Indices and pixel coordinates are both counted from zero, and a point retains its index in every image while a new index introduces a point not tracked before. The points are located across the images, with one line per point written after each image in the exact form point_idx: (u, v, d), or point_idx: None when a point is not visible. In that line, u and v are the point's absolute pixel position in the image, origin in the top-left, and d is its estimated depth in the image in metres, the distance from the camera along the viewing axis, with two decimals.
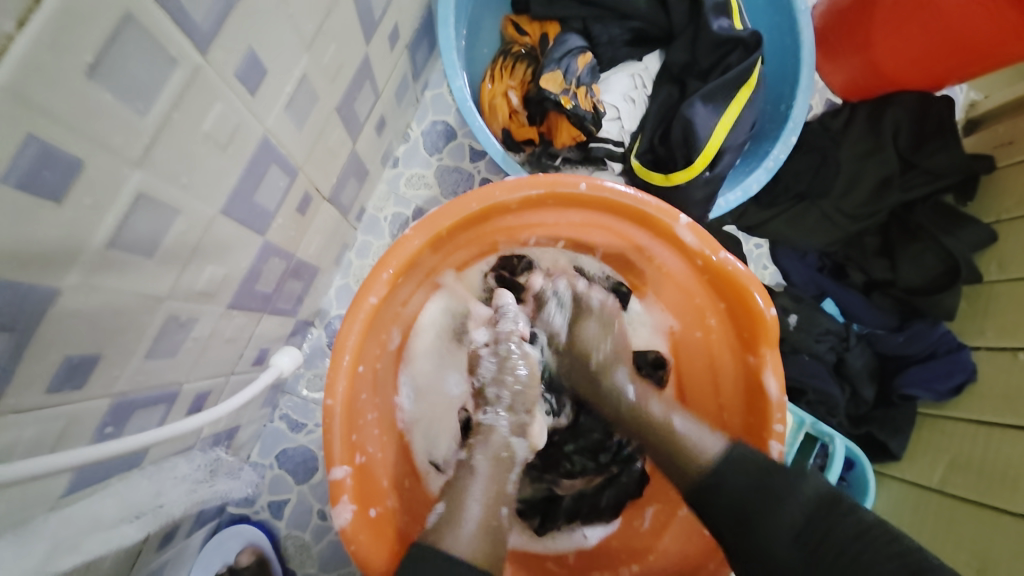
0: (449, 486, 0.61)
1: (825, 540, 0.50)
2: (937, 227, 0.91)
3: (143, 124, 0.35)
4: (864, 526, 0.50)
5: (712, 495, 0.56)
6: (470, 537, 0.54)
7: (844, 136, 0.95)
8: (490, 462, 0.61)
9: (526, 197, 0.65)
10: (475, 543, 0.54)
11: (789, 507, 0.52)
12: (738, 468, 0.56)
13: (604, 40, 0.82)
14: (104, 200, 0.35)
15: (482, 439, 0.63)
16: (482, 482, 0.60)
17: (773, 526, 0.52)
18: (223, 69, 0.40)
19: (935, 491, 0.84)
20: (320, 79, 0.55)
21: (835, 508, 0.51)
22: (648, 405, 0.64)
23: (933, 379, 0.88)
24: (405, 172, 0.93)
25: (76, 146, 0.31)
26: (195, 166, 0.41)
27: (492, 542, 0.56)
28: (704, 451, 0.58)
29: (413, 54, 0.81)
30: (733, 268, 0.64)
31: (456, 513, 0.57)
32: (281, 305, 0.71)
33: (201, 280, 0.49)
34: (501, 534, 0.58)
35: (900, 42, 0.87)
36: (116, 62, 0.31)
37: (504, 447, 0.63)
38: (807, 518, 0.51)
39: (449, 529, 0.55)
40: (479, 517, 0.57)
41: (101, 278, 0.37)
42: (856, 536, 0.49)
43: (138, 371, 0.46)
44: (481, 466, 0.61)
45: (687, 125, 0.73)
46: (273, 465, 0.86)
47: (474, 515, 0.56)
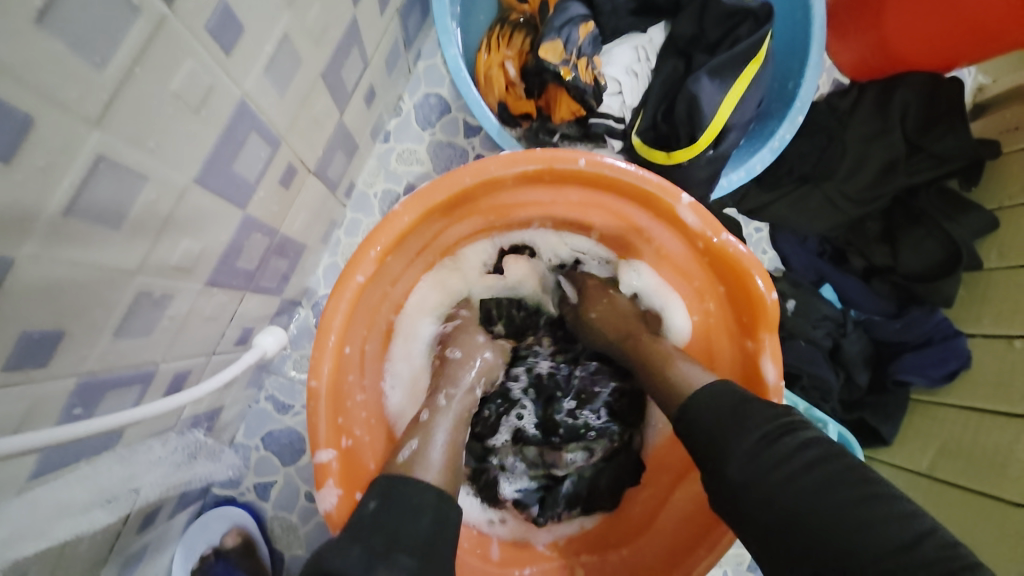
0: (415, 426, 0.58)
1: (794, 472, 0.45)
2: (940, 213, 0.90)
3: (102, 79, 0.32)
4: (841, 470, 0.44)
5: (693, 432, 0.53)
6: (439, 469, 0.53)
7: (851, 117, 0.92)
8: (461, 408, 0.61)
9: (522, 173, 0.62)
10: (445, 472, 0.53)
11: (753, 434, 0.48)
12: (714, 398, 0.53)
13: (608, 10, 0.78)
14: (59, 162, 0.31)
15: (449, 394, 0.62)
16: (444, 435, 0.57)
17: (747, 454, 0.48)
18: (193, 22, 0.36)
19: (924, 476, 0.84)
20: (304, 41, 0.51)
21: (835, 463, 0.45)
22: (661, 342, 0.64)
23: (928, 365, 0.88)
24: (396, 146, 0.89)
25: (23, 99, 0.28)
26: (163, 129, 0.38)
27: (457, 479, 0.54)
28: (692, 384, 0.56)
29: (405, 19, 0.77)
30: (735, 250, 0.62)
31: (424, 446, 0.55)
32: (265, 283, 0.69)
33: (175, 255, 0.46)
34: (462, 476, 0.56)
35: (913, 20, 0.84)
36: (67, 5, 0.28)
37: (471, 398, 0.63)
38: (798, 469, 0.45)
39: (420, 463, 0.53)
40: (444, 460, 0.54)
41: (60, 248, 0.34)
42: (829, 478, 0.44)
43: (109, 350, 0.44)
44: (460, 414, 0.60)
45: (692, 101, 0.70)
46: (259, 446, 0.85)
47: (441, 442, 0.56)
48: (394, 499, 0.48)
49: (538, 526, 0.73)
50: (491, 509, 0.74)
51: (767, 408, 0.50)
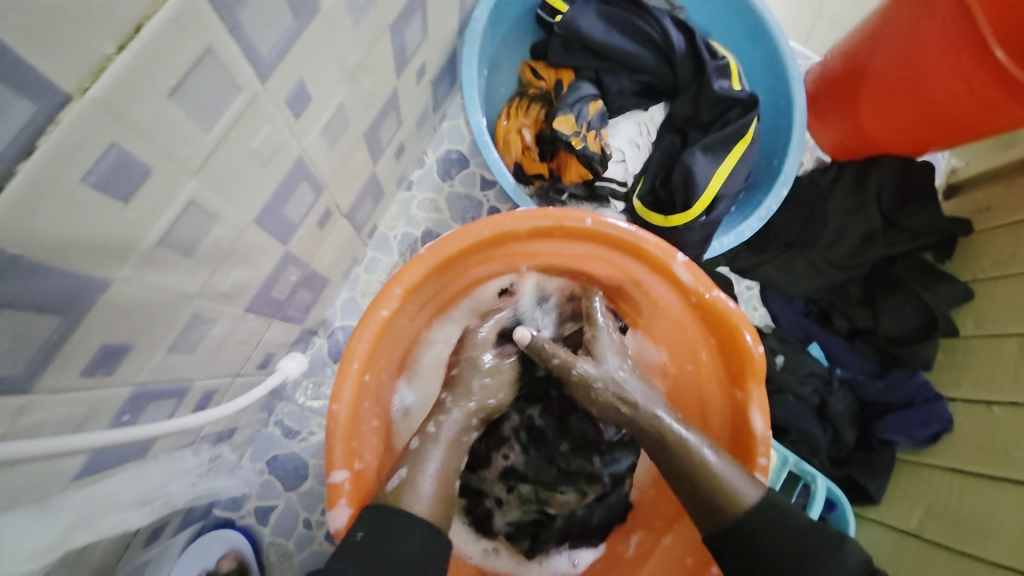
0: (408, 452, 0.62)
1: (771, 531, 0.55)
2: (916, 282, 0.97)
3: (205, 139, 0.39)
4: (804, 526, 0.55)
5: (748, 538, 0.55)
6: (427, 499, 0.57)
7: (832, 192, 1.02)
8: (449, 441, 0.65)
9: (535, 227, 0.70)
10: (433, 502, 0.57)
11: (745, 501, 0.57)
12: (786, 516, 0.56)
13: (614, 90, 0.89)
14: (162, 203, 0.38)
15: (438, 421, 0.66)
16: (440, 454, 0.62)
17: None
18: (277, 96, 0.44)
19: (912, 535, 0.86)
20: (355, 107, 0.60)
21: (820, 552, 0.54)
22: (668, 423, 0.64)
23: (912, 427, 0.91)
24: (418, 195, 0.98)
25: (149, 156, 0.35)
26: (239, 178, 0.45)
27: (445, 507, 0.58)
28: (744, 498, 0.57)
29: (436, 88, 0.87)
30: (724, 306, 0.68)
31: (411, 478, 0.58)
32: (291, 312, 0.74)
33: (227, 282, 0.52)
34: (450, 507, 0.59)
35: (884, 111, 0.94)
36: (193, 86, 0.36)
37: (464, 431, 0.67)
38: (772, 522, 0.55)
39: (408, 492, 0.57)
40: (434, 490, 0.59)
41: (146, 272, 0.41)
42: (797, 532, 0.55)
43: (161, 363, 0.49)
44: (450, 443, 0.64)
45: (687, 172, 0.79)
46: (263, 470, 0.87)
47: (431, 476, 0.59)
48: (382, 531, 0.52)
49: (528, 560, 0.76)
50: (484, 538, 0.77)
51: (833, 538, 0.55)
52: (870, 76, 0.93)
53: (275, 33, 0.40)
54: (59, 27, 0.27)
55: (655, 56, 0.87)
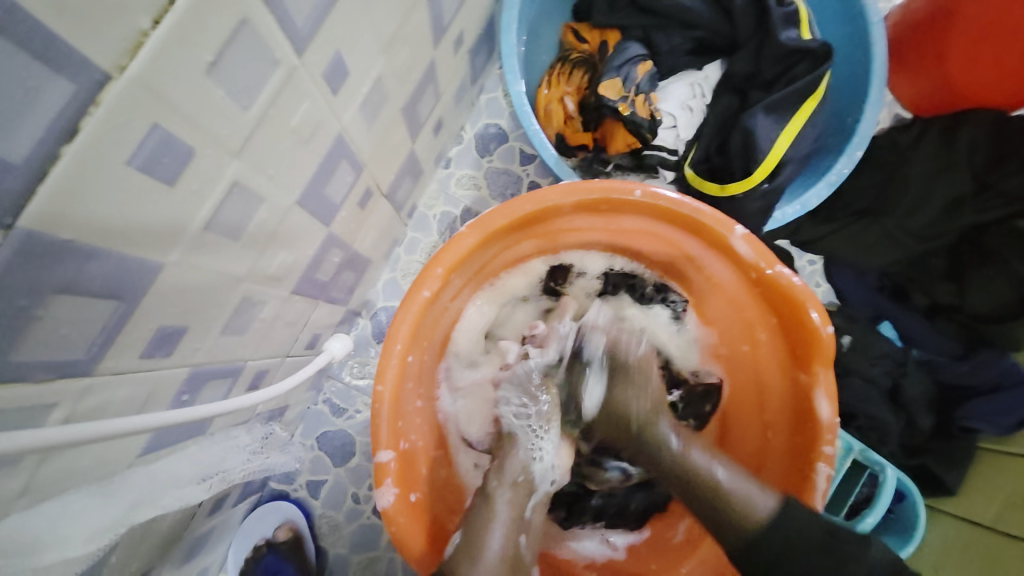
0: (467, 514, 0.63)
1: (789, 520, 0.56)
2: (1016, 253, 0.83)
3: (246, 119, 0.38)
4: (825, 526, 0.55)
5: (760, 552, 0.55)
6: (491, 565, 0.58)
7: (912, 153, 0.91)
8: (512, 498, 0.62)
9: (580, 201, 0.66)
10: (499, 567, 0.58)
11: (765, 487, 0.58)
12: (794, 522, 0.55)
13: (665, 49, 0.82)
14: (207, 186, 0.38)
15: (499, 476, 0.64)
16: (505, 505, 0.62)
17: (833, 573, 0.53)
18: (314, 70, 0.42)
19: (985, 529, 0.77)
20: (392, 80, 0.57)
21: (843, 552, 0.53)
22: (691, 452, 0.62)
23: (997, 413, 0.83)
24: (456, 172, 0.95)
25: (192, 136, 0.35)
26: (281, 158, 0.44)
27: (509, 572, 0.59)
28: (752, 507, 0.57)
29: (473, 58, 0.84)
30: (788, 282, 0.63)
31: (479, 539, 0.59)
32: (335, 293, 0.75)
33: (273, 265, 0.52)
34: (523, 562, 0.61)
35: (981, 56, 0.82)
36: (230, 61, 0.34)
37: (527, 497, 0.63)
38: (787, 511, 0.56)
39: (466, 560, 0.58)
40: (502, 552, 0.59)
41: (195, 256, 0.41)
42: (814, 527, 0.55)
43: (215, 345, 0.50)
44: (510, 517, 0.61)
45: (747, 135, 0.72)
46: (314, 446, 0.90)
47: (495, 545, 0.59)
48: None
49: (564, 531, 0.75)
50: None
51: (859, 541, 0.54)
52: (961, 18, 0.82)
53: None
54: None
55: (711, 8, 0.79)
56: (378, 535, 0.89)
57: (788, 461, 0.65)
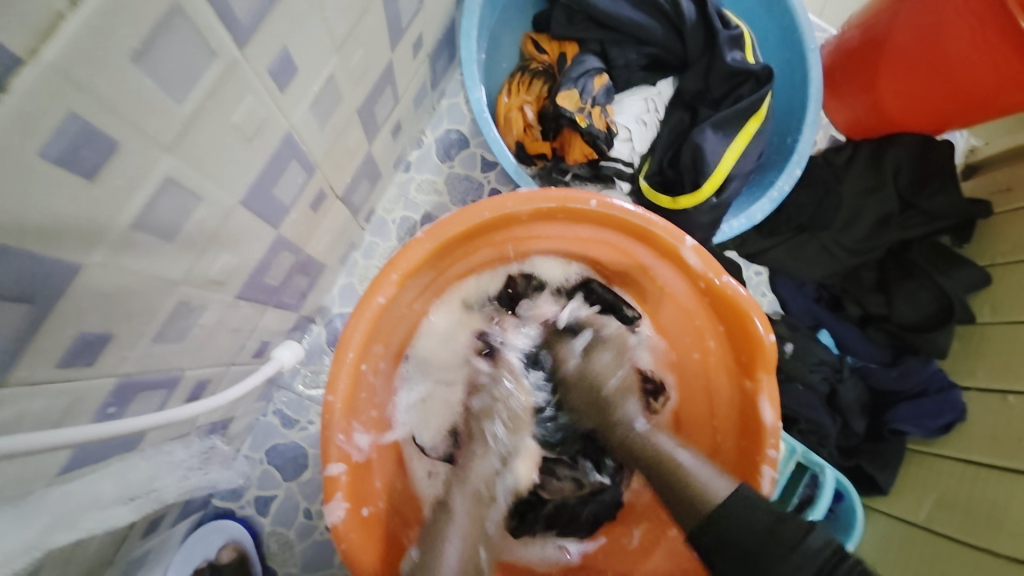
0: (426, 529, 0.62)
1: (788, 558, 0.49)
2: (933, 267, 0.93)
3: (177, 112, 0.36)
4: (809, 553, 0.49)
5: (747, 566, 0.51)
6: None
7: (846, 172, 0.98)
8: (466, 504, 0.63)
9: (537, 210, 0.67)
10: None
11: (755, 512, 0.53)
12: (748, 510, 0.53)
13: (621, 64, 0.84)
14: (134, 182, 0.36)
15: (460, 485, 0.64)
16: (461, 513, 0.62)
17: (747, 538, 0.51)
18: (257, 64, 0.41)
19: (921, 528, 0.84)
20: (346, 81, 0.56)
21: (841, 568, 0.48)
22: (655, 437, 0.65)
23: (923, 416, 0.89)
24: (417, 177, 0.94)
25: (115, 127, 0.32)
26: (221, 156, 0.42)
27: None
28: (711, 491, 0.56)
29: (434, 63, 0.83)
30: (734, 292, 0.65)
31: (434, 562, 0.57)
32: (287, 299, 0.72)
33: (214, 268, 0.50)
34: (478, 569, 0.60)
35: (906, 87, 0.89)
36: (159, 50, 0.32)
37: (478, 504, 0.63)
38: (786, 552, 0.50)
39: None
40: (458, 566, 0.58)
41: (122, 258, 0.38)
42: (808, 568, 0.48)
43: (146, 354, 0.47)
44: (467, 533, 0.60)
45: (696, 149, 0.75)
46: (263, 459, 0.86)
47: (451, 562, 0.57)
48: None
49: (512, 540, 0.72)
50: None
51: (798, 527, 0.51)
52: (889, 47, 0.89)
53: None
54: None
55: (664, 27, 0.82)
56: (331, 551, 0.86)
57: (736, 461, 0.68)
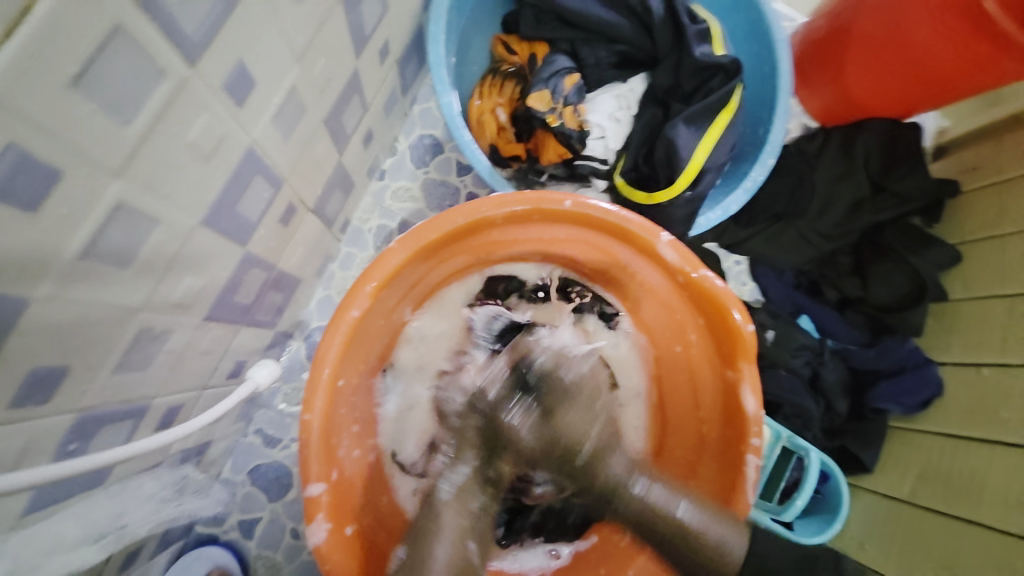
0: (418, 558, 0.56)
1: None
2: (905, 248, 0.95)
3: (126, 135, 0.34)
4: None
5: None
6: None
7: (818, 160, 0.99)
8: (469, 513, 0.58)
9: (511, 213, 0.66)
10: None
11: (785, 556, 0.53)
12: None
13: (592, 62, 0.84)
14: (81, 210, 0.34)
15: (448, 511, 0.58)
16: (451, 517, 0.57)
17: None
18: (212, 81, 0.39)
19: (906, 502, 0.86)
20: (309, 91, 0.54)
21: None
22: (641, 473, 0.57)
23: (902, 393, 0.91)
24: (391, 184, 0.93)
25: (56, 155, 0.31)
26: (177, 176, 0.41)
27: None
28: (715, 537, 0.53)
29: (403, 68, 0.82)
30: (712, 285, 0.65)
31: None
32: (260, 316, 0.70)
33: (177, 291, 0.48)
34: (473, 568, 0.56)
35: (873, 73, 0.91)
36: (102, 71, 0.31)
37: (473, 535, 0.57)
38: None
39: None
40: None
41: (72, 288, 0.36)
42: None
43: (108, 385, 0.45)
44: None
45: (670, 145, 0.75)
46: (246, 481, 0.84)
47: None
48: None
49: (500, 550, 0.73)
50: None
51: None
52: (854, 36, 0.90)
53: (200, 8, 0.35)
54: None
55: (633, 23, 0.82)
56: (322, 570, 0.84)
57: (721, 453, 0.68)
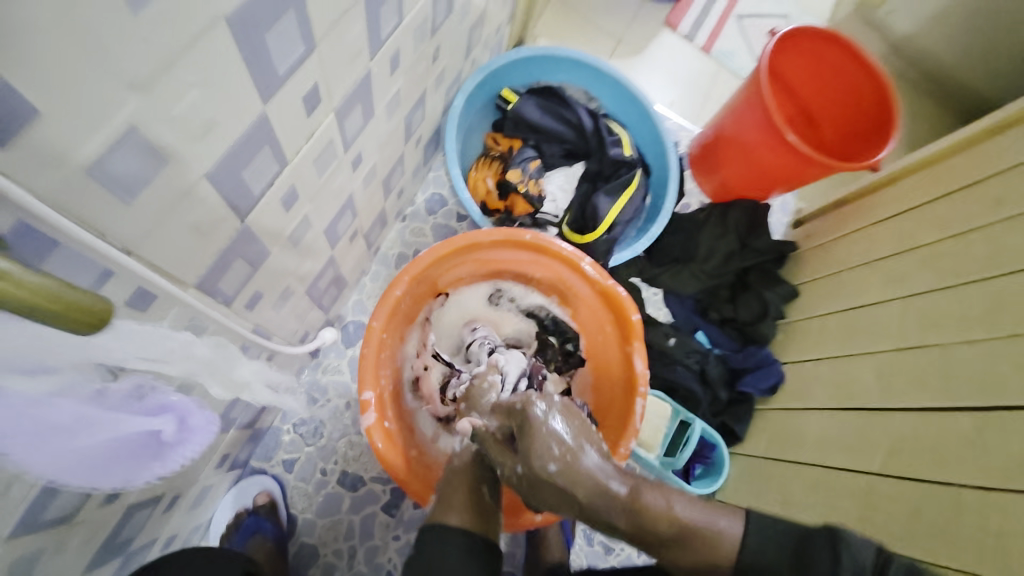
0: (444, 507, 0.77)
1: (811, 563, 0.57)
2: (762, 285, 1.40)
3: (319, 181, 0.72)
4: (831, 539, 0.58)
5: None
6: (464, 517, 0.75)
7: (704, 224, 1.44)
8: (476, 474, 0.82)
9: (495, 240, 1.06)
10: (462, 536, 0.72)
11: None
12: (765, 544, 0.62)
13: (547, 153, 1.30)
14: (296, 216, 0.71)
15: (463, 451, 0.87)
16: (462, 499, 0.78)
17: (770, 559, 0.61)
18: (349, 159, 0.79)
19: (763, 457, 1.24)
20: (381, 164, 0.96)
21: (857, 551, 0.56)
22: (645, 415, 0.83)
23: (759, 381, 1.30)
24: (410, 225, 1.34)
25: (302, 190, 0.68)
26: (324, 204, 0.79)
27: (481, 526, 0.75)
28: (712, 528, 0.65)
29: (426, 150, 1.25)
30: (617, 292, 1.06)
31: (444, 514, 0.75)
32: (324, 301, 1.06)
33: (303, 268, 0.85)
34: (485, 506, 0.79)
35: (739, 171, 1.42)
36: (325, 156, 0.69)
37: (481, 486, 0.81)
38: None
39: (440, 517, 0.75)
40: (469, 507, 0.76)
41: (281, 253, 0.73)
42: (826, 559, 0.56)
43: (265, 315, 0.80)
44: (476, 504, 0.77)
45: (595, 207, 1.20)
46: (290, 428, 1.15)
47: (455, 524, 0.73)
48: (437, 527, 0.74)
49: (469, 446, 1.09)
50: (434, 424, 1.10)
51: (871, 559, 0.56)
52: (725, 147, 1.42)
53: (357, 128, 0.75)
54: (299, 140, 0.60)
55: (574, 131, 1.29)
56: (339, 500, 1.14)
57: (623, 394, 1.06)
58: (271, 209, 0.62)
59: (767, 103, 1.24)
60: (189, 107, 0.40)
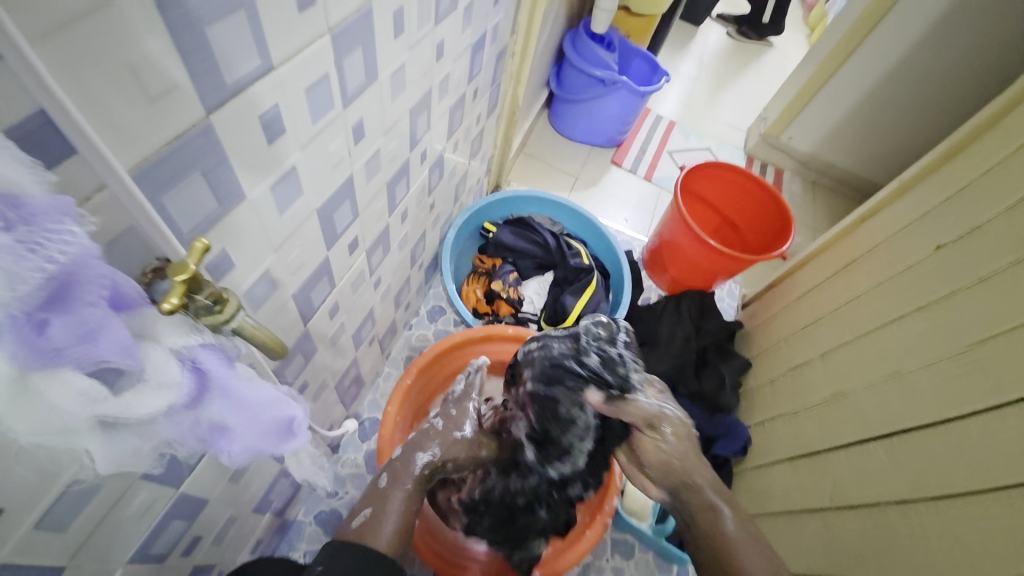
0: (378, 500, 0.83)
1: None
2: (718, 359, 1.63)
3: (352, 299, 1.02)
4: None
5: None
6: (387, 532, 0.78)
7: (661, 313, 1.69)
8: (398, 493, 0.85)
9: (484, 334, 1.34)
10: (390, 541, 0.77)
11: None
12: None
13: (523, 267, 1.64)
14: (335, 324, 0.99)
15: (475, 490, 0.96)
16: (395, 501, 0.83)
17: None
18: (373, 282, 1.10)
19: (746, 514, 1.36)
20: (393, 284, 1.27)
21: None
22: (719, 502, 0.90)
23: (730, 444, 1.46)
24: (416, 332, 1.62)
25: (341, 305, 0.97)
26: (354, 316, 1.08)
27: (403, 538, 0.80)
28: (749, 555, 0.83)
29: (428, 272, 1.59)
30: None
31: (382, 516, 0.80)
32: (346, 398, 1.29)
33: (335, 366, 1.10)
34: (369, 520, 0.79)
35: (681, 268, 1.75)
36: (357, 281, 1.00)
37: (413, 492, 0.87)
38: None
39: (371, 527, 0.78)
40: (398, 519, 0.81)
41: (322, 353, 0.99)
42: None
43: (305, 404, 1.03)
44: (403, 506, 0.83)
45: (563, 305, 1.50)
46: (312, 521, 1.28)
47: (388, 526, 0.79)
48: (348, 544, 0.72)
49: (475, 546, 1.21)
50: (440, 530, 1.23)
51: None
52: (666, 250, 1.78)
53: (378, 260, 1.08)
54: (343, 271, 0.91)
55: (542, 249, 1.64)
56: None
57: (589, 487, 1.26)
58: (322, 317, 0.91)
59: (684, 217, 1.62)
60: (294, 258, 0.71)
